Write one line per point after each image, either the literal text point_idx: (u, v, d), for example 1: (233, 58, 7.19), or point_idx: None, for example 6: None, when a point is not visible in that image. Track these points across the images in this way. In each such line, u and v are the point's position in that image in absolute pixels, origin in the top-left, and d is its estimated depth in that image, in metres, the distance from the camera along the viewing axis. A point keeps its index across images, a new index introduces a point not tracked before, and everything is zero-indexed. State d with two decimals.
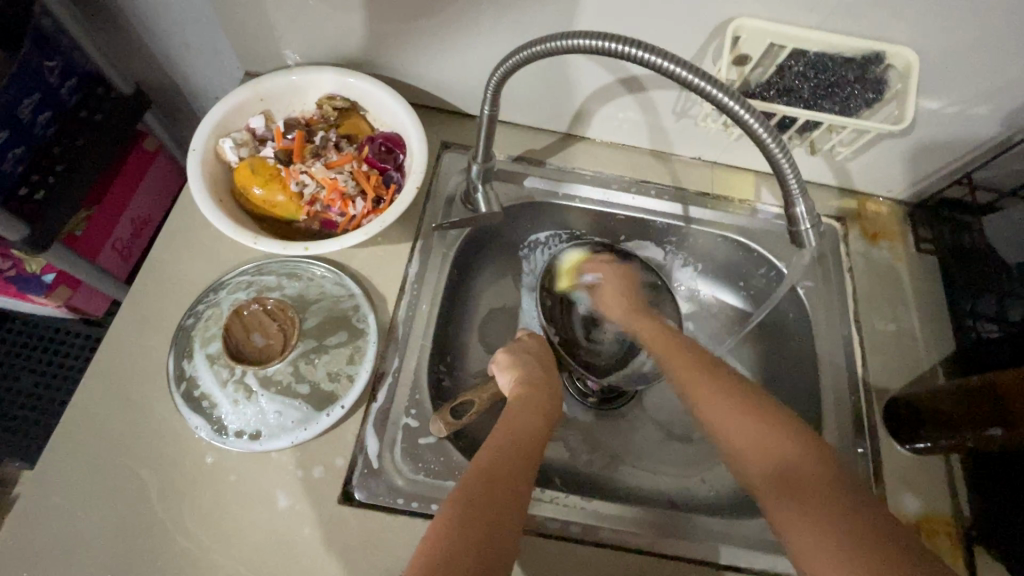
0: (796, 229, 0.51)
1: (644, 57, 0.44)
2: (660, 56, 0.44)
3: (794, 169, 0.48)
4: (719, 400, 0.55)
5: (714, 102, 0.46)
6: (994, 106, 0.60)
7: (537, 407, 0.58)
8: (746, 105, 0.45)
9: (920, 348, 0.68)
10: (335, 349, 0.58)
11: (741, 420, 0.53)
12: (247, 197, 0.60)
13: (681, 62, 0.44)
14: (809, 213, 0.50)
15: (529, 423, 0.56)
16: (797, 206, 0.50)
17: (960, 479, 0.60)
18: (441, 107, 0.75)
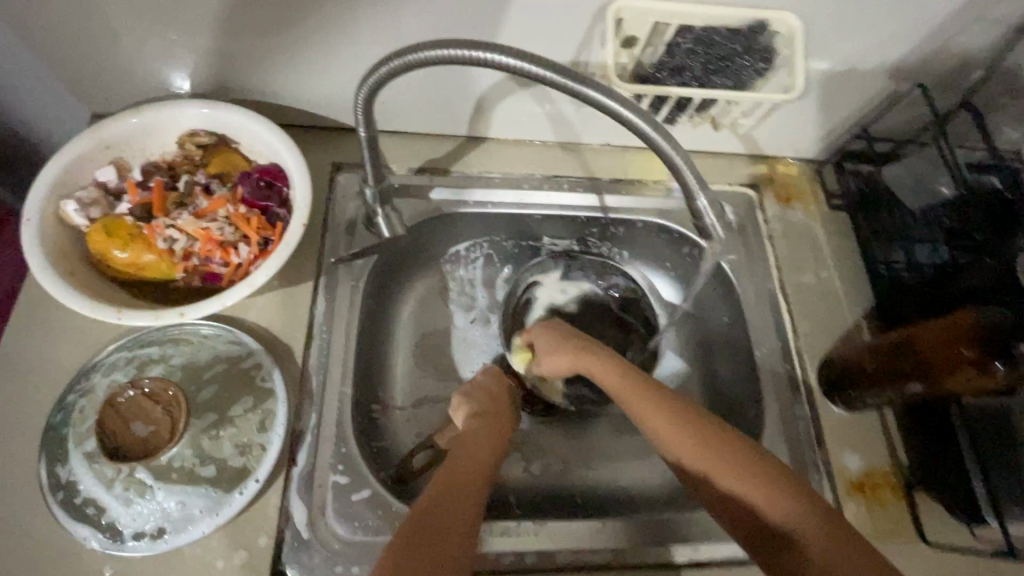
0: (702, 222, 0.50)
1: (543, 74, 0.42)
2: (526, 60, 0.41)
3: (686, 159, 0.46)
4: (682, 437, 0.47)
5: (592, 101, 0.43)
6: (879, 61, 0.60)
7: (495, 433, 0.54)
8: (624, 101, 0.43)
9: (843, 306, 0.69)
10: (241, 418, 0.52)
11: (729, 471, 0.45)
12: (108, 263, 0.53)
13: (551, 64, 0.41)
14: (710, 204, 0.48)
15: (479, 446, 0.52)
16: (699, 200, 0.48)
17: (894, 429, 0.62)
18: (327, 124, 0.68)
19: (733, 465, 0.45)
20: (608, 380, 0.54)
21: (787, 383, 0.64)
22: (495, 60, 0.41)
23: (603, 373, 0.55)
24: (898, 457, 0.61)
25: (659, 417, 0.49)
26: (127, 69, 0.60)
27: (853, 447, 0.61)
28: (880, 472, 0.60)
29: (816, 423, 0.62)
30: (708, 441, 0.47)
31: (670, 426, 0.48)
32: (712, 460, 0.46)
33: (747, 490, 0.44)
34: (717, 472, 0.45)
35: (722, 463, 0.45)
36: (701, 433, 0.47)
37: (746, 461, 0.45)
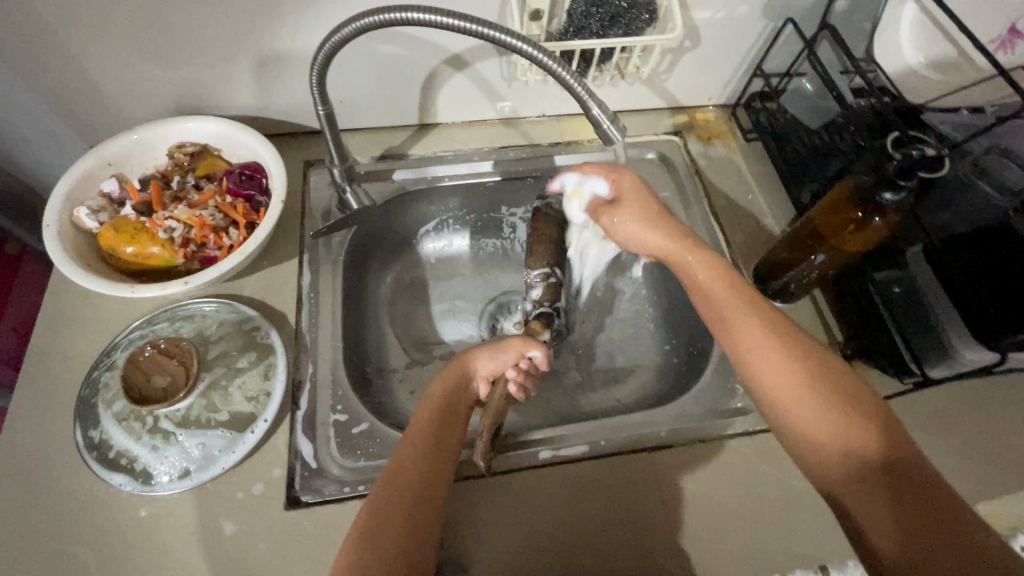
0: (600, 129, 0.57)
1: (458, 24, 0.51)
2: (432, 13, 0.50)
3: (578, 79, 0.55)
4: (770, 348, 0.51)
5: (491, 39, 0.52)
6: (751, 4, 0.71)
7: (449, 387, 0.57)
8: (515, 35, 0.52)
9: (768, 219, 0.78)
10: (247, 371, 0.60)
11: (796, 386, 0.48)
12: (118, 256, 0.61)
13: (451, 13, 0.50)
14: (604, 113, 0.57)
15: (436, 408, 0.54)
16: (594, 109, 0.56)
17: (825, 309, 0.68)
18: (296, 130, 0.79)
19: (808, 376, 0.49)
20: (718, 291, 0.56)
21: None
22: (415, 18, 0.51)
23: (710, 287, 0.57)
24: (832, 332, 0.66)
25: (761, 330, 0.52)
26: (119, 102, 0.71)
27: None
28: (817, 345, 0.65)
29: None
30: (797, 357, 0.50)
31: (760, 335, 0.52)
32: (790, 374, 0.49)
33: (814, 405, 0.47)
34: (790, 387, 0.49)
35: (795, 374, 0.49)
36: (786, 345, 0.50)
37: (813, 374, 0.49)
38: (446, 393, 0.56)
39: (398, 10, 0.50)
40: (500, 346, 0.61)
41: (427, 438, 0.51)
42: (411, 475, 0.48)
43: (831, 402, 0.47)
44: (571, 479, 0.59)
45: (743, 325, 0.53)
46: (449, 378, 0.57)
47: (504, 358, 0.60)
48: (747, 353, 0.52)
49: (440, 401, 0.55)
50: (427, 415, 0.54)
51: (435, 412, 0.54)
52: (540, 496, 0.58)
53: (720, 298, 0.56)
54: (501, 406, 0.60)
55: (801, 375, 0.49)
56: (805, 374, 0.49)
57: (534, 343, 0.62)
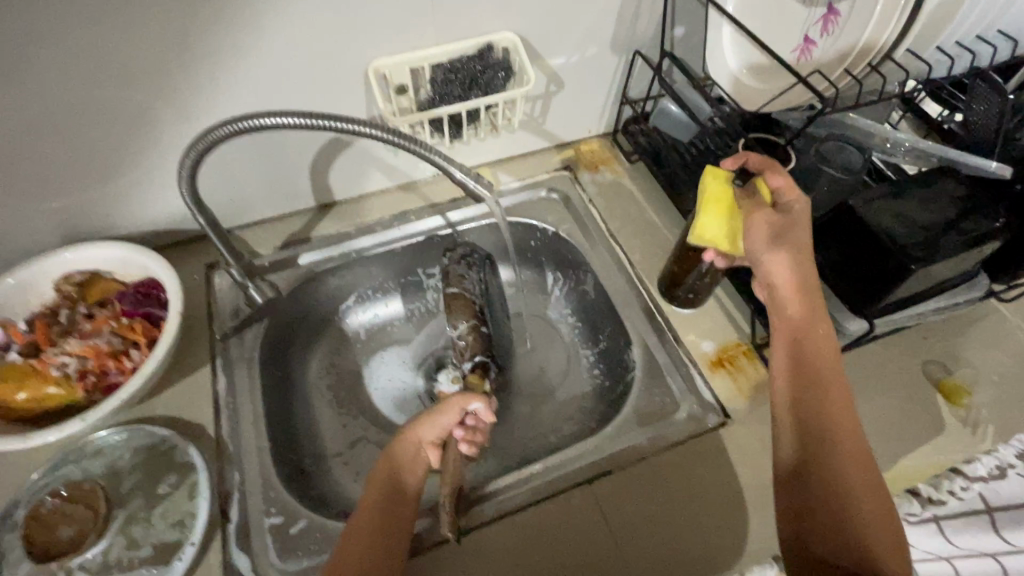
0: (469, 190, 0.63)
1: (302, 121, 0.55)
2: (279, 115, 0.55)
3: (432, 149, 0.60)
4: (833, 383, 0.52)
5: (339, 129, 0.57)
6: (599, 45, 0.77)
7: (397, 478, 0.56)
8: (362, 122, 0.57)
9: (664, 231, 0.82)
10: (169, 495, 0.57)
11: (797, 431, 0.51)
12: (8, 406, 0.58)
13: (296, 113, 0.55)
14: (466, 173, 0.63)
15: (389, 487, 0.55)
16: (455, 171, 0.62)
17: (733, 310, 0.74)
18: (194, 236, 0.78)
19: (847, 430, 0.50)
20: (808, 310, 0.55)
21: (639, 305, 0.75)
22: (260, 124, 0.55)
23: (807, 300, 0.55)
24: (742, 329, 0.72)
25: (828, 360, 0.53)
26: None
27: (705, 334, 0.72)
28: (732, 344, 0.71)
29: (670, 327, 0.73)
30: (842, 408, 0.51)
31: (830, 368, 0.52)
32: (831, 417, 0.50)
33: (841, 457, 0.48)
34: (838, 430, 0.50)
35: (829, 411, 0.50)
36: (841, 385, 0.52)
37: (857, 431, 0.50)
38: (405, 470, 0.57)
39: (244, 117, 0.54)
40: (445, 410, 0.60)
41: (389, 520, 0.53)
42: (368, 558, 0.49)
43: (859, 463, 0.48)
44: (519, 528, 0.59)
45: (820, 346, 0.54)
46: (406, 456, 0.57)
47: (444, 421, 0.60)
48: (811, 372, 0.52)
49: (391, 480, 0.56)
50: (376, 500, 0.54)
51: (394, 496, 0.55)
52: (492, 553, 0.57)
53: (805, 321, 0.55)
54: (456, 470, 0.60)
55: (839, 427, 0.50)
56: (840, 419, 0.50)
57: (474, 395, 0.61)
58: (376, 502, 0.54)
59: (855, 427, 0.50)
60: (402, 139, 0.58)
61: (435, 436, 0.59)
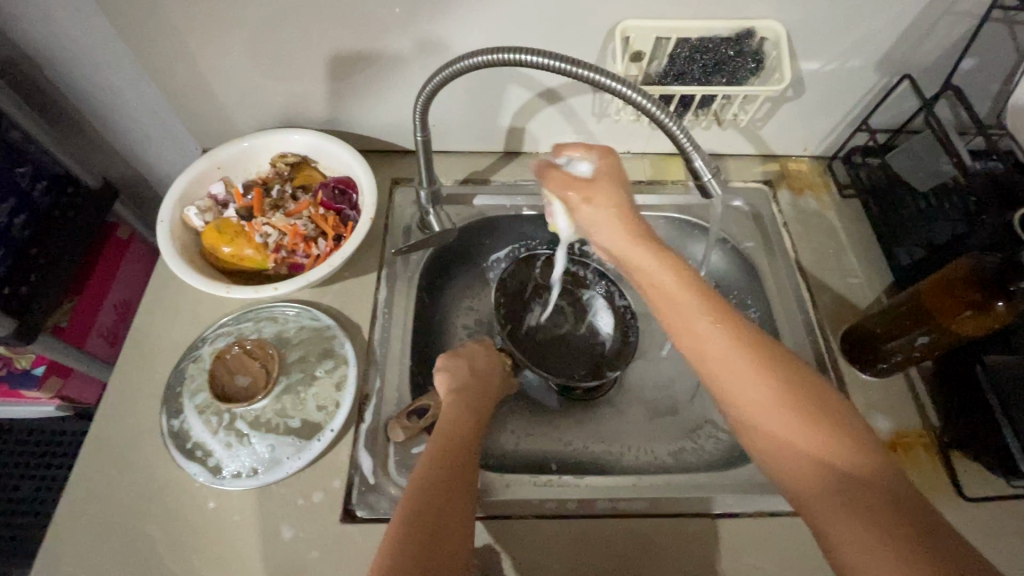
0: (700, 181, 0.56)
1: (580, 73, 0.50)
2: (544, 56, 0.49)
3: (684, 129, 0.53)
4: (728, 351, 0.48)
5: (597, 85, 0.51)
6: (865, 58, 0.68)
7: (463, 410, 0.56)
8: (626, 82, 0.51)
9: (862, 283, 0.73)
10: (323, 379, 0.61)
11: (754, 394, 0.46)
12: (217, 255, 0.65)
13: (555, 55, 0.49)
14: (706, 164, 0.55)
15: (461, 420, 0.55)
16: (695, 159, 0.55)
17: (924, 394, 0.64)
18: (386, 149, 0.82)
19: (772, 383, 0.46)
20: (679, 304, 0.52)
21: (812, 353, 0.68)
22: (536, 61, 0.50)
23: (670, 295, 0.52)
24: (929, 419, 0.62)
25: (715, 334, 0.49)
26: (233, 114, 0.75)
27: (883, 411, 0.63)
28: (912, 433, 0.62)
29: (843, 388, 0.65)
30: (764, 368, 0.47)
31: (714, 343, 0.49)
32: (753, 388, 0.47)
33: (785, 418, 0.45)
34: (759, 406, 0.46)
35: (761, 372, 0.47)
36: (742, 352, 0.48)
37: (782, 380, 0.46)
38: (467, 402, 0.58)
39: (520, 49, 0.50)
40: (472, 351, 0.65)
41: (463, 449, 0.51)
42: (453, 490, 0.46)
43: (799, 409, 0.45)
44: (629, 534, 0.57)
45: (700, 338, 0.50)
46: (456, 384, 0.59)
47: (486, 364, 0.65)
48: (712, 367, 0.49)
49: (462, 408, 0.56)
50: (450, 428, 0.53)
51: (463, 422, 0.54)
52: (597, 546, 0.56)
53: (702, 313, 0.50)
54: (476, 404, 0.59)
55: (761, 389, 0.46)
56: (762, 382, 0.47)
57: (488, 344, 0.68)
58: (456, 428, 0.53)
59: (785, 370, 0.47)
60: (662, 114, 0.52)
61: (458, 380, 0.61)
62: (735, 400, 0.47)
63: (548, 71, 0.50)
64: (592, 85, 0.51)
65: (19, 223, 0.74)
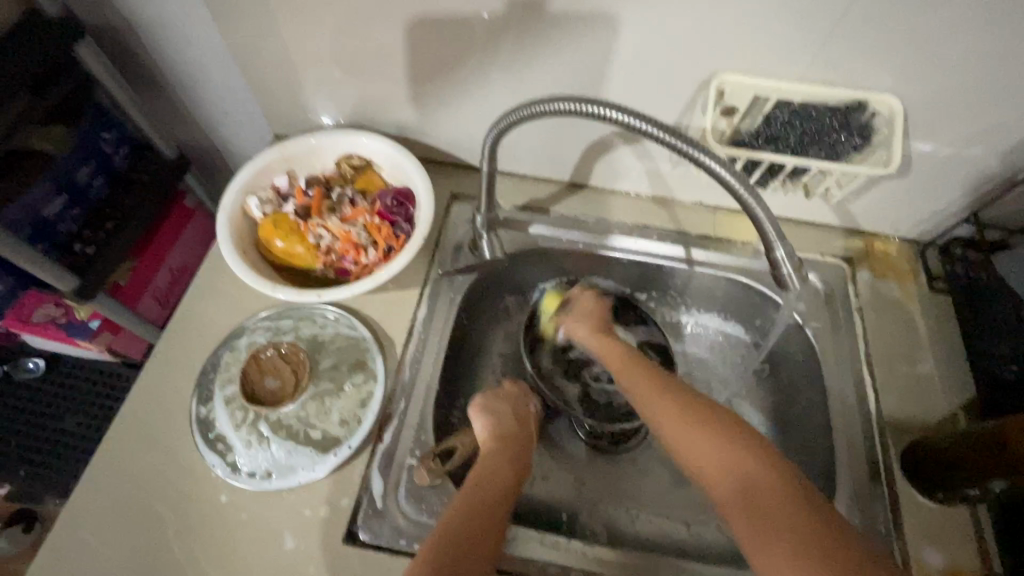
0: (779, 271, 0.52)
1: (660, 136, 0.47)
2: (622, 112, 0.46)
3: (767, 210, 0.48)
4: (709, 442, 0.51)
5: (678, 152, 0.47)
6: (987, 147, 0.61)
7: (501, 459, 0.55)
8: (711, 153, 0.47)
9: (939, 390, 0.66)
10: (349, 393, 0.61)
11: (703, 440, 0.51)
12: (269, 249, 0.66)
13: (632, 112, 0.46)
14: (789, 255, 0.50)
15: (495, 468, 0.53)
16: (778, 249, 0.51)
17: (989, 533, 0.57)
18: (451, 161, 0.80)
19: (752, 485, 0.47)
20: (658, 403, 0.57)
21: (865, 459, 0.62)
22: (616, 118, 0.46)
23: (651, 396, 0.58)
24: (990, 561, 0.56)
25: (693, 427, 0.53)
26: (309, 107, 0.75)
27: (936, 541, 0.57)
28: (966, 574, 0.55)
29: (894, 506, 0.59)
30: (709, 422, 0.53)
31: (688, 437, 0.52)
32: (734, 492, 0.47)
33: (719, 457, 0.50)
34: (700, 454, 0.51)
35: (737, 475, 0.48)
36: (722, 443, 0.50)
37: (772, 479, 0.46)
38: (501, 452, 0.55)
39: (602, 104, 0.46)
40: (508, 392, 0.64)
41: (488, 506, 0.48)
42: (466, 538, 0.45)
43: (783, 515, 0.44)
44: None
45: (676, 431, 0.54)
46: (494, 426, 0.58)
47: (521, 408, 0.63)
48: (693, 464, 0.52)
49: (497, 453, 0.55)
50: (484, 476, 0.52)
51: (499, 470, 0.53)
52: None
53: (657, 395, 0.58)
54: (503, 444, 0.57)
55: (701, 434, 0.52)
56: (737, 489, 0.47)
57: (525, 388, 0.66)
58: (484, 480, 0.51)
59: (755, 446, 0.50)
60: (744, 191, 0.47)
61: (489, 426, 0.58)
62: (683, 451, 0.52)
63: (628, 129, 0.47)
64: (671, 149, 0.47)
65: (98, 183, 0.78)
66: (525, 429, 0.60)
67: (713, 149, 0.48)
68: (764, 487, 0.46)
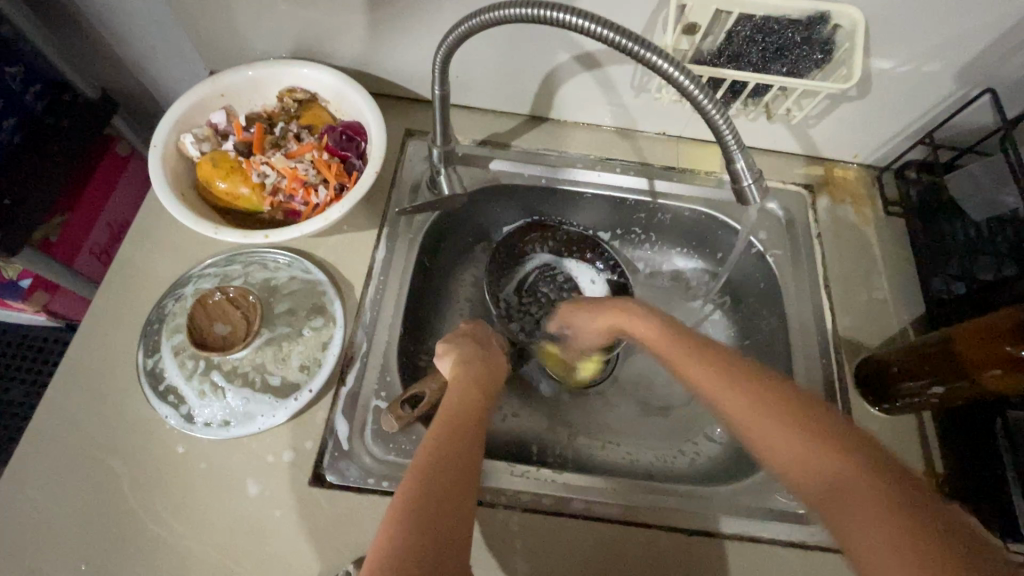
0: (739, 185, 0.51)
1: (620, 42, 0.44)
2: (581, 17, 0.43)
3: (731, 127, 0.47)
4: (811, 454, 0.42)
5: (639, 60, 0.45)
6: (946, 62, 0.60)
7: (470, 383, 0.54)
8: (673, 61, 0.45)
9: (891, 309, 0.68)
10: (308, 337, 0.59)
11: (773, 420, 0.45)
12: (210, 190, 0.62)
13: (585, 14, 0.43)
14: (749, 167, 0.49)
15: (467, 398, 0.52)
16: (738, 160, 0.49)
17: (933, 439, 0.60)
18: (405, 96, 0.76)
19: (865, 505, 0.38)
20: (731, 399, 0.47)
21: (821, 377, 0.64)
22: (575, 23, 0.43)
23: (722, 392, 0.48)
24: (934, 464, 0.59)
25: (791, 428, 0.44)
26: (244, 36, 0.69)
27: (885, 449, 0.60)
28: (912, 477, 0.59)
29: (848, 420, 0.62)
30: (768, 403, 0.46)
31: (789, 443, 0.43)
32: (841, 509, 0.39)
33: (803, 444, 0.43)
34: (778, 440, 0.44)
35: (837, 489, 0.40)
36: (823, 454, 0.41)
37: (891, 495, 0.38)
38: (467, 379, 0.55)
39: (554, 7, 0.43)
40: (469, 330, 0.63)
41: (459, 429, 0.48)
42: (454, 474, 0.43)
43: (909, 536, 0.35)
44: (599, 540, 0.55)
45: (768, 431, 0.45)
46: (459, 357, 0.58)
47: (486, 338, 0.63)
48: (790, 472, 0.43)
49: (464, 383, 0.54)
50: (457, 405, 0.51)
51: (470, 399, 0.52)
52: (569, 547, 0.54)
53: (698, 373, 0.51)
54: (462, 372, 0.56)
55: (761, 414, 0.45)
56: (829, 482, 0.40)
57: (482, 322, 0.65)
58: (452, 408, 0.51)
59: (829, 424, 0.43)
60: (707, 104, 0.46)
61: (449, 361, 0.58)
62: (756, 438, 0.45)
63: (586, 36, 0.44)
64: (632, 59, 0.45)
65: (9, 126, 0.71)
66: (492, 354, 0.60)
67: (677, 59, 0.46)
68: (879, 511, 0.37)
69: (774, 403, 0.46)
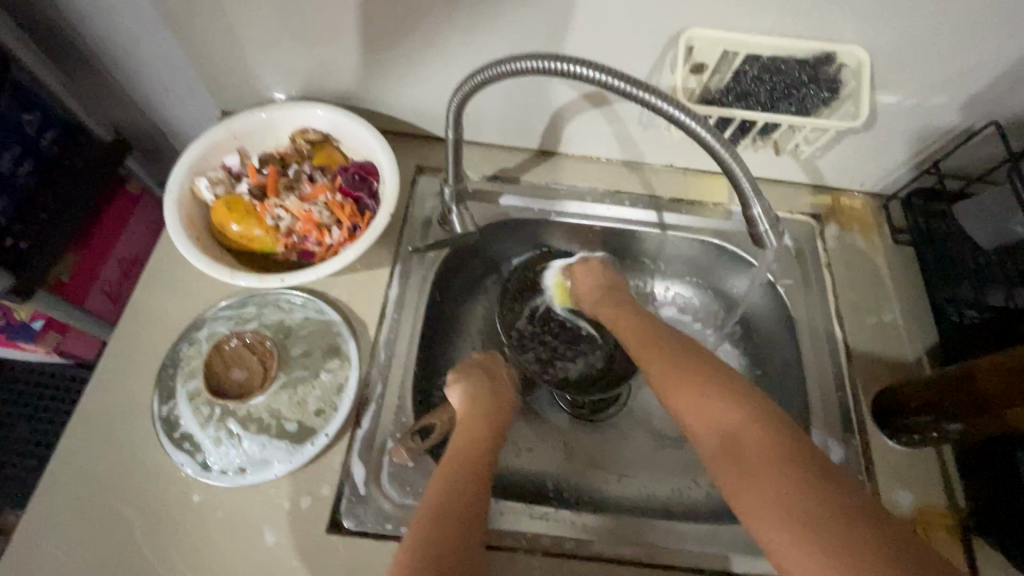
0: (756, 230, 0.51)
1: (630, 91, 0.45)
2: (594, 69, 0.44)
3: (745, 168, 0.48)
4: (728, 422, 0.50)
5: (651, 107, 0.46)
6: (950, 96, 0.61)
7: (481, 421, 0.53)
8: (684, 107, 0.46)
9: (905, 339, 0.68)
10: (323, 380, 0.58)
11: (704, 398, 0.52)
12: (225, 233, 0.62)
13: (596, 66, 0.44)
14: (765, 212, 0.50)
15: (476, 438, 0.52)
16: (755, 207, 0.50)
17: (953, 471, 0.60)
18: (414, 133, 0.77)
19: (764, 468, 0.46)
20: (669, 380, 0.55)
21: (838, 409, 0.64)
22: (589, 75, 0.45)
23: (664, 374, 0.56)
24: (955, 498, 0.59)
25: (715, 404, 0.51)
26: (256, 78, 0.70)
27: (906, 483, 0.59)
28: (934, 511, 0.58)
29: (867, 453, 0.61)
30: (705, 382, 0.53)
31: (716, 415, 0.50)
32: (742, 469, 0.47)
33: (724, 418, 0.50)
34: (704, 414, 0.51)
35: (743, 455, 0.48)
36: (739, 426, 0.49)
37: (787, 465, 0.45)
38: (477, 417, 0.54)
39: (567, 60, 0.45)
40: (479, 360, 0.62)
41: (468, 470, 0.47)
42: (469, 511, 0.44)
43: (793, 502, 0.43)
44: None
45: (695, 405, 0.52)
46: (470, 392, 0.57)
47: (498, 369, 0.62)
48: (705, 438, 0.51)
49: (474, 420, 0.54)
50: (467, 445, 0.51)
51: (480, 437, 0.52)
52: None
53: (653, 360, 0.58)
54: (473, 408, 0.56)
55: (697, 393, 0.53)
56: (734, 449, 0.48)
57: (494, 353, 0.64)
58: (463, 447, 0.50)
59: (745, 401, 0.51)
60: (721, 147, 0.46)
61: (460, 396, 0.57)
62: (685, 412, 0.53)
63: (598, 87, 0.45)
64: (644, 107, 0.46)
65: (25, 171, 0.72)
66: (504, 388, 0.59)
67: (687, 104, 0.47)
68: (767, 474, 0.45)
69: (705, 383, 0.53)
